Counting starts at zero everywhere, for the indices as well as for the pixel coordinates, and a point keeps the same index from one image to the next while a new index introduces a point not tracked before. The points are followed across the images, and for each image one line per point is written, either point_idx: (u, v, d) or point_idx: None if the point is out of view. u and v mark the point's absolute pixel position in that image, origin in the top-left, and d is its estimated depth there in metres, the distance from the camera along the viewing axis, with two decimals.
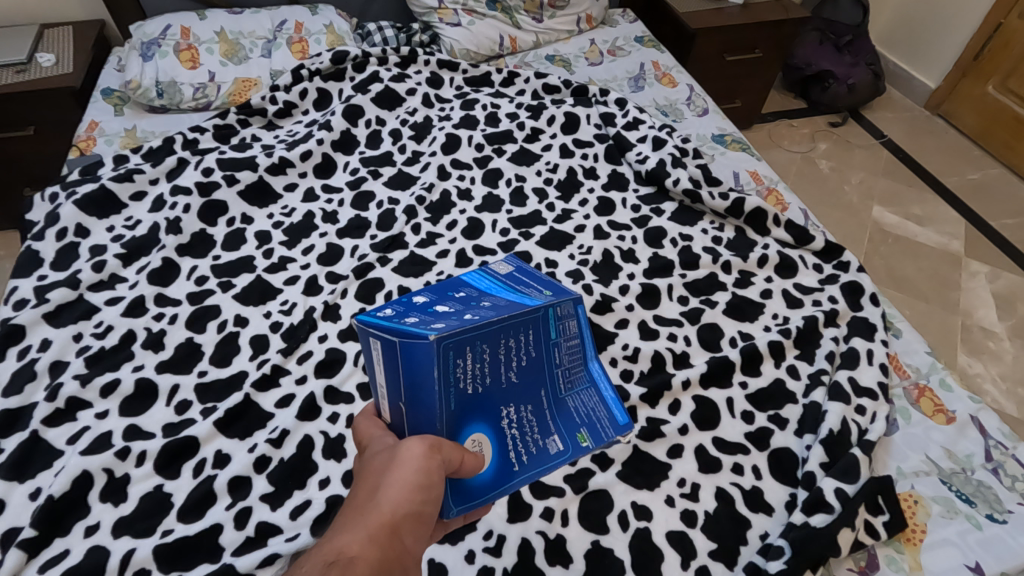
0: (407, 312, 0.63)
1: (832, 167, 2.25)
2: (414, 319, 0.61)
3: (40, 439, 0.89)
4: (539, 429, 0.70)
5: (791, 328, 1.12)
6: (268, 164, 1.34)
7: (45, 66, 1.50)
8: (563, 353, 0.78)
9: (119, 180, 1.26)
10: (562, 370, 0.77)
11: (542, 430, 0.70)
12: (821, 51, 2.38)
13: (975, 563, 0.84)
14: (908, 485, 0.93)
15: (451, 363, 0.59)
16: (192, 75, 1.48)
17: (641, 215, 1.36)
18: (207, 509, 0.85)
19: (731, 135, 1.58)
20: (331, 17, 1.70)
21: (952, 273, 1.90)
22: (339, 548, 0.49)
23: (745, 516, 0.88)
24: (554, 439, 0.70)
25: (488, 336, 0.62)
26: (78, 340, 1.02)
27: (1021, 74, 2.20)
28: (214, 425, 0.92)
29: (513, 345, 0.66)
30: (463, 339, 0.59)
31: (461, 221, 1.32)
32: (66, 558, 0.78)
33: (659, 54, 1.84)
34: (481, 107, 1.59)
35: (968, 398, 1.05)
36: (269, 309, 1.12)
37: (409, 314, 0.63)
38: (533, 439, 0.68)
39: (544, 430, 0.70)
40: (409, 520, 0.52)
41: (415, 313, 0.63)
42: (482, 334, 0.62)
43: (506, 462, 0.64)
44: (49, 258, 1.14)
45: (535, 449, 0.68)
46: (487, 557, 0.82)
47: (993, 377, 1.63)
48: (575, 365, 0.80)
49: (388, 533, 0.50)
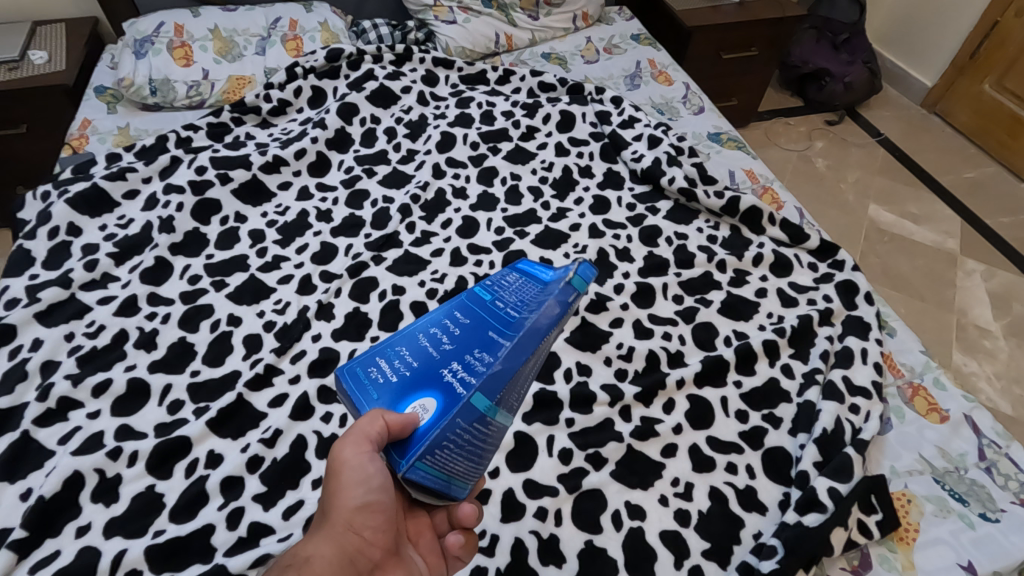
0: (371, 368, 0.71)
1: (829, 165, 2.25)
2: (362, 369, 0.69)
3: (30, 439, 0.88)
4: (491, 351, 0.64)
5: (786, 327, 1.11)
6: (262, 162, 1.33)
7: (37, 64, 1.49)
8: (509, 294, 0.73)
9: (112, 179, 1.25)
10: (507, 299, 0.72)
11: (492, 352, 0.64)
12: (818, 49, 2.38)
13: (968, 562, 0.84)
14: (901, 484, 0.93)
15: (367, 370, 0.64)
16: (186, 73, 1.47)
17: (636, 214, 1.36)
18: (198, 510, 0.85)
19: (727, 133, 1.58)
20: (326, 15, 1.70)
21: (948, 271, 1.90)
22: (298, 554, 0.56)
23: (739, 515, 0.88)
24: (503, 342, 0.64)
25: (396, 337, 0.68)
26: (70, 340, 1.01)
27: (1017, 72, 2.20)
28: (206, 425, 0.92)
29: (431, 330, 0.67)
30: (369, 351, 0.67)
31: (456, 220, 1.31)
32: (56, 559, 0.77)
33: (656, 52, 1.83)
34: (476, 104, 1.58)
35: (961, 397, 1.05)
36: (262, 308, 1.11)
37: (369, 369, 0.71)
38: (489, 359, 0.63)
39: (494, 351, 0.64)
40: (359, 515, 0.59)
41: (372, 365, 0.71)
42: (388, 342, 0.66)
43: (454, 398, 0.60)
44: (40, 257, 1.13)
45: (485, 365, 0.62)
46: (480, 557, 0.82)
47: (988, 375, 1.63)
48: (526, 290, 0.73)
49: (341, 535, 0.58)
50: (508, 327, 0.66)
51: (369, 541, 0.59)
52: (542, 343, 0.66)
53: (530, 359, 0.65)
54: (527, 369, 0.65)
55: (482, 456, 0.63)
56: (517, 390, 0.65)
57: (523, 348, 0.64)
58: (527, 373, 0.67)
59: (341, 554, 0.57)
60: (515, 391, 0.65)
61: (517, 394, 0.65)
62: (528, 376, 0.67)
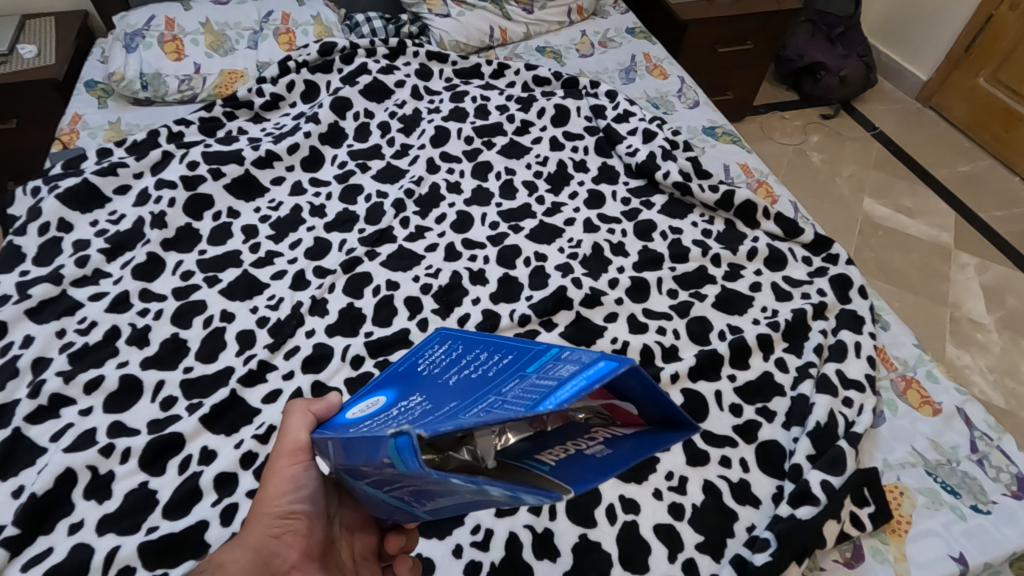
0: (448, 348, 0.64)
1: (823, 159, 2.25)
2: (437, 347, 0.66)
3: (22, 436, 0.88)
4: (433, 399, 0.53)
5: (780, 321, 1.12)
6: (255, 157, 1.32)
7: (26, 58, 1.47)
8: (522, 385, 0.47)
9: (102, 174, 1.24)
10: (496, 393, 0.47)
11: (478, 371, 0.55)
12: (813, 42, 2.37)
13: (959, 553, 0.85)
14: (894, 476, 0.93)
15: (427, 356, 0.64)
16: (177, 67, 1.46)
17: (631, 209, 1.35)
18: (192, 506, 0.84)
19: (722, 127, 1.58)
20: (319, 8, 1.69)
21: (942, 265, 1.91)
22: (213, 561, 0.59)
23: (732, 508, 0.89)
24: (377, 424, 0.49)
25: (466, 345, 0.63)
26: (61, 336, 1.01)
27: (1011, 66, 2.21)
28: (200, 422, 0.92)
29: (465, 364, 0.58)
30: (454, 338, 0.66)
31: (450, 215, 1.31)
32: (49, 556, 0.77)
33: (651, 45, 1.82)
34: (471, 98, 1.57)
35: (954, 390, 1.05)
36: (255, 304, 1.11)
37: (453, 346, 0.64)
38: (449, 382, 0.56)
39: (477, 370, 0.55)
40: (280, 521, 0.62)
41: (442, 351, 0.64)
42: (466, 338, 0.64)
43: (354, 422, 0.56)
44: (31, 254, 1.13)
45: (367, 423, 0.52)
46: (475, 551, 0.82)
47: (981, 368, 1.64)
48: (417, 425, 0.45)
49: (255, 543, 0.60)
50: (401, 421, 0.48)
51: (288, 547, 0.61)
52: (373, 466, 0.48)
53: (370, 469, 0.49)
54: (373, 472, 0.49)
55: (374, 500, 0.61)
56: (377, 480, 0.52)
57: (360, 456, 0.49)
58: (390, 480, 0.50)
59: (256, 562, 0.59)
60: (376, 480, 0.52)
61: (379, 484, 0.52)
62: (393, 484, 0.50)
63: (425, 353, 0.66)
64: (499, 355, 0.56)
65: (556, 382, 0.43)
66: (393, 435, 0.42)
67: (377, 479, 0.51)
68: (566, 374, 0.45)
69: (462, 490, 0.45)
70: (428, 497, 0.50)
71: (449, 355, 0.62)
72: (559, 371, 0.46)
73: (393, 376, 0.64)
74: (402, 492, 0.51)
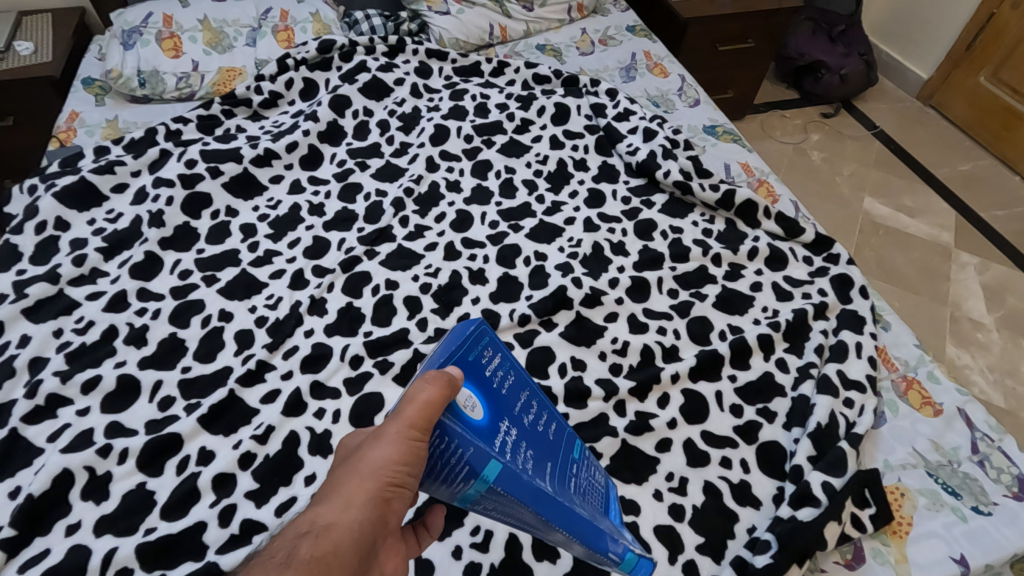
0: (498, 360, 0.62)
1: (823, 158, 2.25)
2: (489, 351, 0.60)
3: (19, 437, 0.87)
4: (535, 450, 0.61)
5: (781, 321, 1.11)
6: (253, 155, 1.31)
7: (23, 55, 1.46)
8: (583, 475, 0.71)
9: (99, 172, 1.23)
10: (576, 477, 0.68)
11: (546, 430, 0.67)
12: (814, 41, 2.36)
13: (960, 555, 0.84)
14: (895, 477, 0.93)
15: (491, 361, 0.60)
16: (175, 65, 1.45)
17: (631, 208, 1.35)
18: (190, 507, 0.84)
19: (723, 126, 1.57)
20: (318, 6, 1.67)
21: (942, 264, 1.90)
22: (315, 522, 0.50)
23: (733, 510, 0.89)
24: (549, 488, 0.59)
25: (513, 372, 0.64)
26: (58, 336, 1.00)
27: (1013, 64, 2.20)
28: (198, 422, 0.91)
29: (526, 405, 0.64)
30: (502, 348, 0.63)
31: (450, 214, 1.30)
32: (46, 557, 0.77)
33: (651, 43, 1.81)
34: (470, 97, 1.57)
35: (955, 391, 1.05)
36: (254, 303, 1.10)
37: (501, 359, 0.62)
38: (529, 428, 0.63)
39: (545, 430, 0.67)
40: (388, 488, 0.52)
41: (496, 361, 0.61)
42: (512, 358, 0.64)
43: (491, 439, 0.55)
44: (27, 252, 1.12)
45: (529, 468, 0.58)
46: (474, 553, 0.82)
47: (981, 367, 1.64)
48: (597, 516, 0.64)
49: (365, 503, 0.51)
50: (557, 487, 0.61)
51: (392, 511, 0.53)
52: (546, 522, 0.59)
53: (526, 511, 0.58)
54: (519, 505, 0.57)
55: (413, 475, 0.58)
56: (491, 499, 0.57)
57: (545, 509, 0.58)
58: (515, 508, 0.58)
59: (363, 526, 0.51)
60: (488, 499, 0.57)
61: (485, 499, 0.57)
62: (498, 500, 0.57)
63: (484, 351, 0.60)
64: (547, 413, 0.69)
65: (605, 492, 0.76)
66: (635, 554, 0.67)
67: (500, 502, 0.57)
68: (603, 486, 0.76)
69: (553, 539, 0.65)
70: (498, 513, 0.61)
71: (507, 379, 0.63)
72: (597, 480, 0.75)
73: (470, 374, 0.57)
74: (489, 507, 0.59)
